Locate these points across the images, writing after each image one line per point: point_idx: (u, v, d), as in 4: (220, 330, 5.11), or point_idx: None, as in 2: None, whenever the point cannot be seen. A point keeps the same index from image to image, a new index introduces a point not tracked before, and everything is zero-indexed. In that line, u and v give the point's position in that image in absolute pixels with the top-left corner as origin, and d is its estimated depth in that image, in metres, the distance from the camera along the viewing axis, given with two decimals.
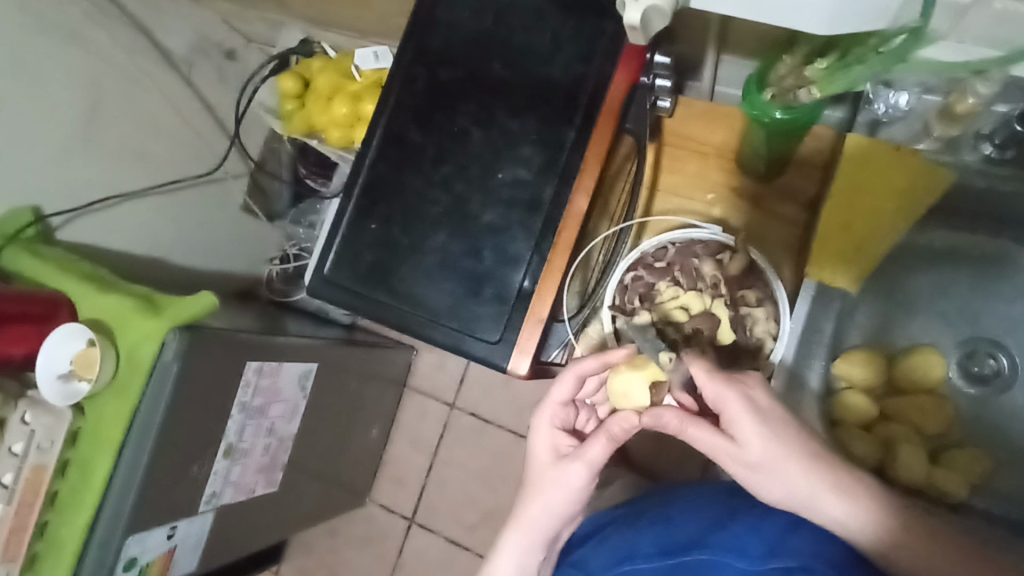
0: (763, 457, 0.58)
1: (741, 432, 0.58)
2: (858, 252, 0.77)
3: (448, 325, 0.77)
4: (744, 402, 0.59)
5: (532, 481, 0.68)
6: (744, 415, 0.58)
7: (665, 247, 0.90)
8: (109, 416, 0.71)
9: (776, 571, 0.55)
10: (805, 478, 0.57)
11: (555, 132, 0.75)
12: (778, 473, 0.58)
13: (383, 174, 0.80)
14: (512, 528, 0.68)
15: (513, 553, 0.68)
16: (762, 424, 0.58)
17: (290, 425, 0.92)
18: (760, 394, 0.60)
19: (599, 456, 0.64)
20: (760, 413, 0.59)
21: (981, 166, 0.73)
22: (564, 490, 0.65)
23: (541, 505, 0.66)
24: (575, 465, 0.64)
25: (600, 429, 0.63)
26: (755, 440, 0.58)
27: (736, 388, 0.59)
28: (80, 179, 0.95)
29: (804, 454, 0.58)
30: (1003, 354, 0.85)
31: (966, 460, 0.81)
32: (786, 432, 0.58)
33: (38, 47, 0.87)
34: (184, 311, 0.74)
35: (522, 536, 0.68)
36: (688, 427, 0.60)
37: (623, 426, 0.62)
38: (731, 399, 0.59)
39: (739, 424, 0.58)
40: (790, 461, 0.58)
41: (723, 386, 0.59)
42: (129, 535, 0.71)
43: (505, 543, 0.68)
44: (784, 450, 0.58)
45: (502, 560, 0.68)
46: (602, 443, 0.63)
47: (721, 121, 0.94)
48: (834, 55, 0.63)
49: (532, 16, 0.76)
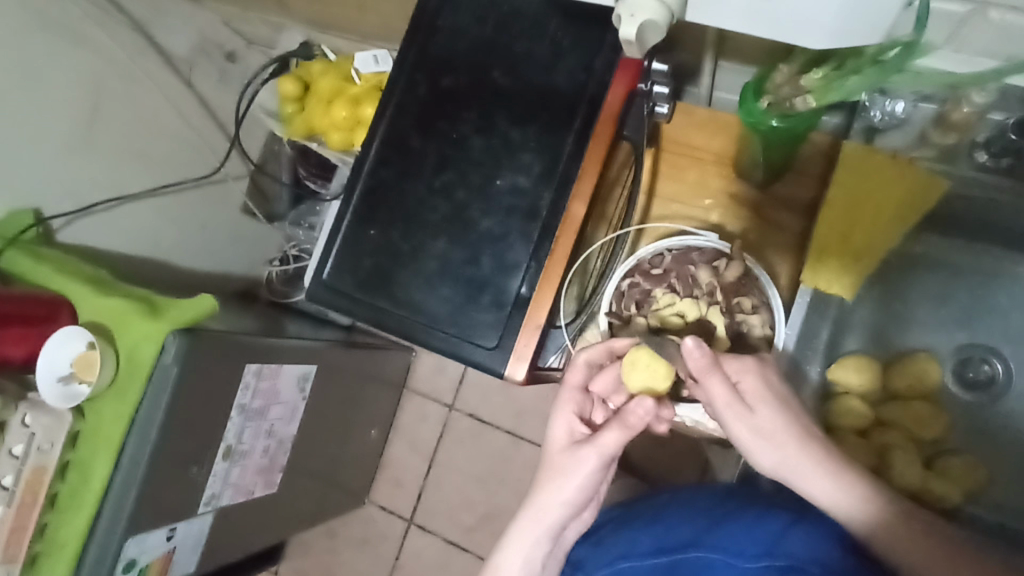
0: (769, 425, 0.59)
1: (753, 394, 0.61)
2: (856, 261, 0.78)
3: (447, 331, 0.77)
4: (759, 377, 0.62)
5: (546, 468, 0.67)
6: (755, 380, 0.62)
7: (661, 255, 0.90)
8: (109, 419, 0.71)
9: (769, 569, 0.55)
10: (807, 454, 0.58)
11: (555, 140, 0.75)
12: (782, 443, 0.59)
13: (384, 179, 0.80)
14: (523, 517, 0.67)
15: (523, 541, 0.67)
16: (772, 392, 0.61)
17: (288, 427, 0.93)
18: (773, 376, 0.63)
19: (612, 444, 0.63)
20: (772, 390, 0.61)
21: (976, 175, 0.73)
22: (576, 478, 0.65)
23: (554, 492, 0.66)
24: (589, 452, 0.64)
25: (616, 416, 0.62)
26: (765, 408, 0.60)
27: (752, 363, 0.63)
28: (80, 183, 0.96)
29: (808, 432, 0.59)
30: (997, 360, 0.86)
31: (961, 471, 0.81)
32: (794, 411, 0.61)
33: (40, 52, 0.88)
34: (186, 313, 0.75)
35: (533, 525, 0.67)
36: (712, 373, 0.60)
37: (638, 413, 0.61)
38: (748, 368, 0.62)
39: (751, 388, 0.61)
40: (797, 428, 0.59)
41: (740, 360, 0.63)
42: (129, 537, 0.72)
43: (515, 531, 0.67)
44: (791, 424, 0.59)
45: (512, 548, 0.67)
46: (616, 431, 0.63)
47: (720, 129, 0.95)
48: (829, 65, 0.64)
49: (533, 24, 0.76)
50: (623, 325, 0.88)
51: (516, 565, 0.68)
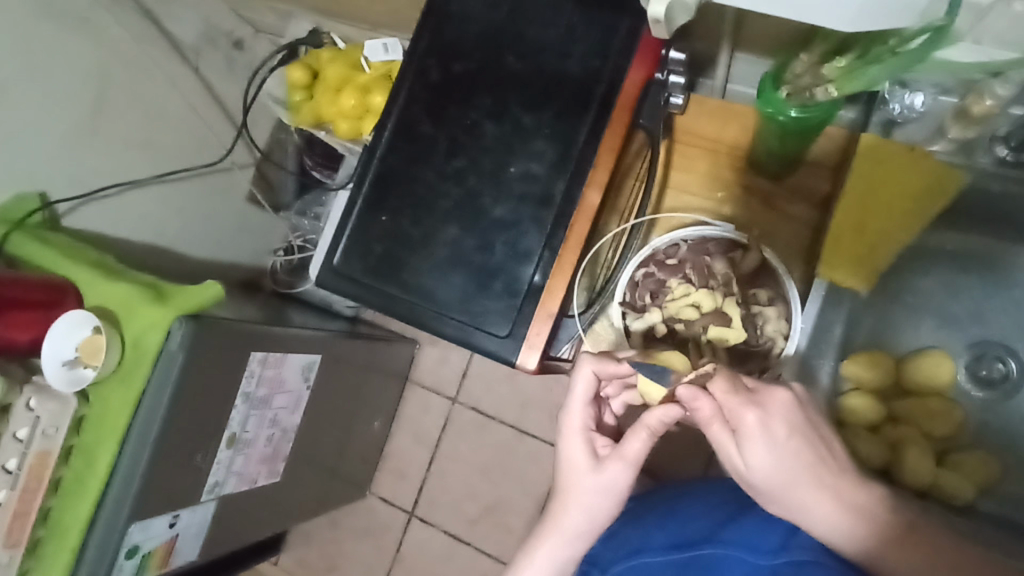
0: (772, 479, 0.55)
1: (749, 449, 0.55)
2: (869, 254, 0.78)
3: (458, 318, 0.77)
4: (761, 425, 0.54)
5: (569, 489, 0.62)
6: (754, 435, 0.54)
7: (677, 244, 0.89)
8: (114, 405, 0.71)
9: (789, 565, 0.54)
10: (807, 508, 0.55)
11: (569, 127, 0.74)
12: (784, 497, 0.55)
13: (394, 166, 0.80)
14: (550, 539, 0.62)
15: (552, 565, 0.62)
16: (771, 449, 0.54)
17: (292, 417, 0.92)
18: (778, 420, 0.54)
19: (639, 452, 0.60)
20: (775, 442, 0.54)
21: (996, 169, 0.72)
22: (605, 494, 0.61)
23: (579, 513, 0.61)
24: (617, 466, 0.61)
25: (639, 423, 0.60)
26: (766, 462, 0.54)
27: (753, 413, 0.54)
28: (86, 167, 0.95)
29: (814, 485, 0.54)
30: (1012, 359, 0.85)
31: (973, 465, 0.81)
32: (800, 458, 0.54)
33: (46, 33, 0.87)
34: (191, 299, 0.74)
35: (561, 546, 0.62)
36: (710, 427, 0.56)
37: (662, 416, 0.59)
38: (746, 423, 0.54)
39: (748, 444, 0.55)
40: (795, 488, 0.55)
41: (740, 408, 0.55)
42: (132, 524, 0.71)
43: (543, 554, 0.62)
44: (791, 481, 0.54)
45: (543, 574, 0.61)
46: (641, 439, 0.60)
47: (734, 118, 0.94)
48: (853, 54, 0.63)
49: (548, 10, 0.76)
50: (637, 315, 0.89)
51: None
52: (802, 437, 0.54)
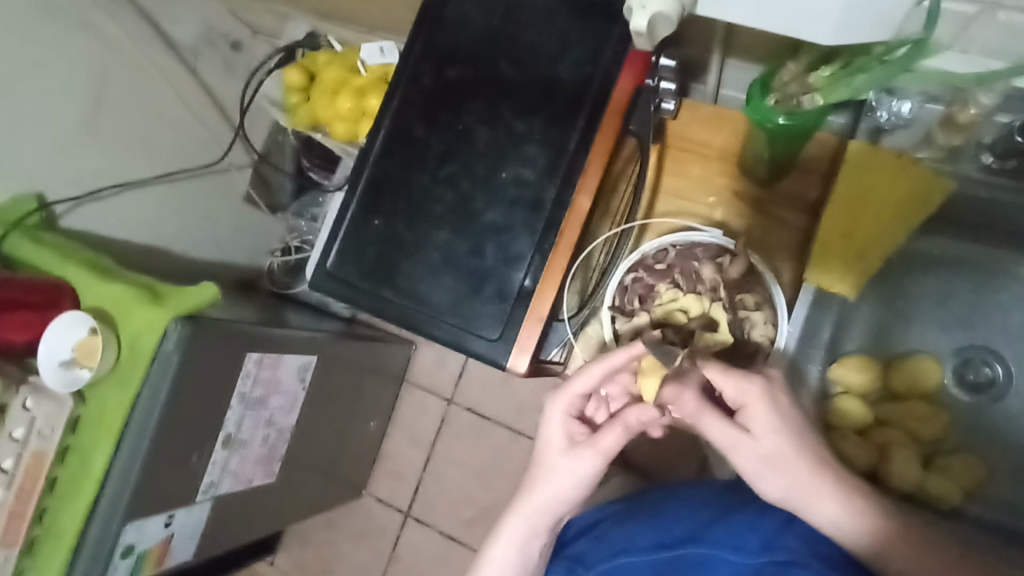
0: (775, 454, 0.57)
1: (755, 423, 0.58)
2: (858, 260, 0.78)
3: (449, 322, 0.77)
4: (765, 399, 0.59)
5: (541, 466, 0.66)
6: (760, 405, 0.58)
7: (665, 250, 0.91)
8: (110, 406, 0.71)
9: (769, 563, 0.55)
10: (814, 482, 0.56)
11: (561, 133, 0.75)
12: (788, 473, 0.57)
13: (388, 170, 0.80)
14: (516, 513, 0.66)
15: (514, 537, 0.66)
16: (778, 421, 0.58)
17: (288, 417, 0.93)
18: (780, 394, 0.59)
19: (613, 446, 0.64)
20: (779, 414, 0.58)
21: (980, 175, 0.74)
22: (574, 479, 0.64)
23: (547, 492, 0.65)
24: (589, 455, 0.64)
25: (616, 418, 0.64)
26: (771, 436, 0.58)
27: (758, 385, 0.59)
28: (83, 170, 0.96)
29: (816, 458, 0.57)
30: (999, 363, 0.86)
31: (961, 468, 0.82)
32: (801, 434, 0.58)
33: (45, 36, 0.87)
34: (187, 301, 0.74)
35: (525, 520, 0.66)
36: (704, 413, 0.61)
37: (639, 416, 0.64)
38: (752, 394, 0.59)
39: (755, 416, 0.58)
40: (801, 460, 0.57)
41: (743, 381, 0.59)
42: (127, 523, 0.72)
43: (506, 526, 0.66)
44: (795, 452, 0.57)
45: (505, 543, 0.66)
46: (617, 433, 0.64)
47: (725, 125, 0.95)
48: (836, 64, 0.65)
49: (541, 17, 0.76)
50: (626, 319, 0.90)
51: (508, 560, 0.66)
52: (799, 411, 0.59)
